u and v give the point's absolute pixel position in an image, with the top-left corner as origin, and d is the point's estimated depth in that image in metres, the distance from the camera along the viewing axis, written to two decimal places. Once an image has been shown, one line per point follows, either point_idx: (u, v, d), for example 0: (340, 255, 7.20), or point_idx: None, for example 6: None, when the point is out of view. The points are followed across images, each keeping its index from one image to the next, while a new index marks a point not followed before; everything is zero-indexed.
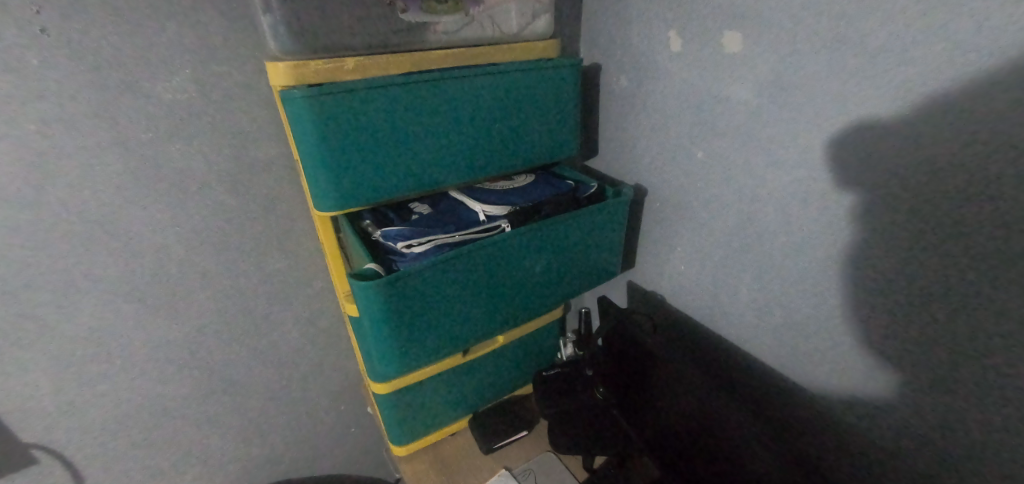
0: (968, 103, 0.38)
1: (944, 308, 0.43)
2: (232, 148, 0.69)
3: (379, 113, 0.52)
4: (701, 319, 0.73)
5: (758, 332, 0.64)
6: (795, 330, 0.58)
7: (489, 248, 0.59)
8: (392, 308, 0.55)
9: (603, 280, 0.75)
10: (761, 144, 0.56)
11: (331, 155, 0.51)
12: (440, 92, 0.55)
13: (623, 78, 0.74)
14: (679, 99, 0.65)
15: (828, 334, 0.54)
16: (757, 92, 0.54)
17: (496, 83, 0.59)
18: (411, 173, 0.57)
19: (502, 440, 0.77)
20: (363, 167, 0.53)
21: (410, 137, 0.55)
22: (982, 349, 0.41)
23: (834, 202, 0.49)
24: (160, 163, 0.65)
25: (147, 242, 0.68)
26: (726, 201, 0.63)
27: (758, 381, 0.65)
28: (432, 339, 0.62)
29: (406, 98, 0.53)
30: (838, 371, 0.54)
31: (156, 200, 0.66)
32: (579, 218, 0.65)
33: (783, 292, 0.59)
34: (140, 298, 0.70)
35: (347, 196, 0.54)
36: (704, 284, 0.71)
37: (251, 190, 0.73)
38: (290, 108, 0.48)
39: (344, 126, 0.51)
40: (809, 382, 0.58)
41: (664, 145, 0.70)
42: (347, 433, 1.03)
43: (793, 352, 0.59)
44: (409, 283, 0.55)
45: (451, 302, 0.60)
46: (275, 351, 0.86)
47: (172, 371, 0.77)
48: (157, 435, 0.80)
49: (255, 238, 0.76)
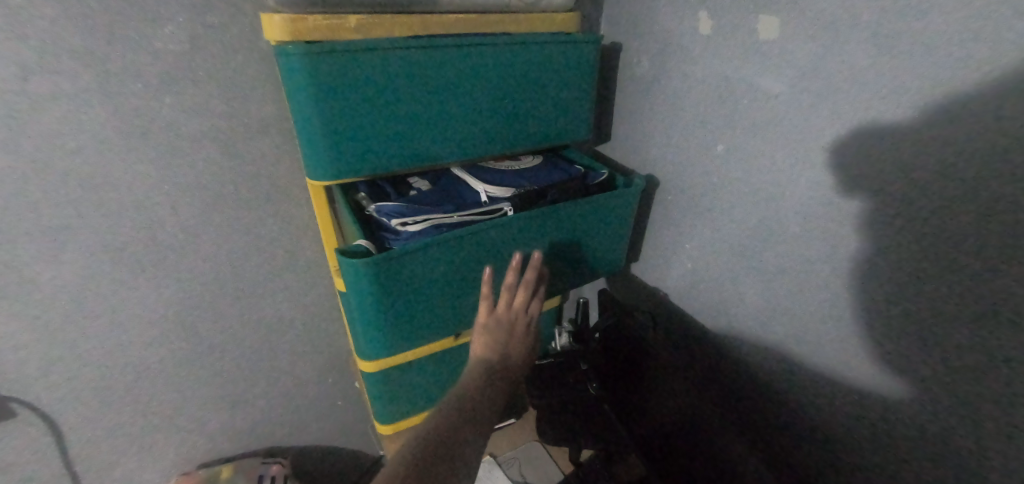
0: (1008, 108, 0.34)
1: (949, 330, 0.41)
2: (222, 105, 0.65)
3: (380, 77, 0.49)
4: (704, 320, 0.71)
5: (762, 337, 0.62)
6: (803, 338, 0.56)
7: (488, 232, 0.56)
8: (381, 287, 0.53)
9: (605, 273, 0.72)
10: (784, 140, 0.52)
11: (326, 120, 0.48)
12: (447, 59, 0.52)
13: (645, 60, 0.70)
14: (704, 86, 0.61)
15: (835, 347, 0.52)
16: (785, 85, 0.50)
17: (507, 55, 0.55)
18: (412, 143, 0.54)
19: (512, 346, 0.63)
20: (361, 135, 0.50)
21: (413, 105, 0.52)
22: (983, 377, 0.39)
23: (855, 208, 0.46)
24: (145, 116, 0.61)
25: (134, 200, 0.65)
26: (744, 198, 0.59)
27: (761, 388, 0.63)
28: (421, 321, 0.59)
29: (410, 64, 0.50)
30: (842, 386, 0.52)
31: (143, 156, 0.63)
32: (586, 207, 0.62)
33: (793, 299, 0.56)
34: (123, 256, 0.68)
35: (342, 164, 0.51)
36: (711, 283, 0.68)
37: (245, 153, 0.70)
38: (284, 65, 0.45)
39: (342, 90, 0.47)
40: (813, 394, 0.56)
41: (681, 135, 0.67)
42: (334, 407, 1.00)
43: (799, 360, 0.57)
44: (401, 263, 0.52)
45: (443, 284, 0.58)
46: (263, 319, 0.84)
47: (155, 333, 0.75)
48: (139, 396, 0.78)
49: (245, 201, 0.73)
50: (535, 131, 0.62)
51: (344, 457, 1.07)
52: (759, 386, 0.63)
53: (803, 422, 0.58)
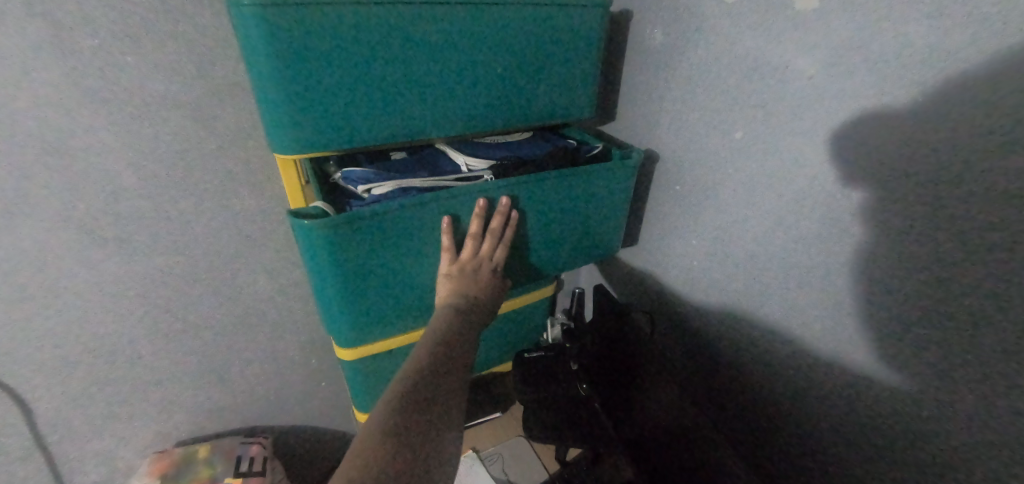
0: None
1: (980, 351, 0.36)
2: (191, 66, 0.59)
3: (351, 36, 0.43)
4: (705, 317, 0.67)
5: (768, 341, 0.57)
6: (813, 346, 0.51)
7: (459, 196, 0.52)
8: (341, 253, 0.49)
9: (598, 253, 0.68)
10: (807, 128, 0.46)
11: (290, 88, 0.43)
12: (430, 19, 0.45)
13: (656, 33, 0.63)
14: (722, 63, 0.55)
15: (846, 359, 0.48)
16: (817, 65, 0.44)
17: (498, 18, 0.49)
18: (388, 114, 0.48)
19: (481, 296, 0.56)
20: (329, 101, 0.45)
21: (389, 70, 0.46)
22: (1014, 405, 0.35)
23: (886, 210, 0.41)
24: (105, 74, 0.56)
25: (96, 166, 0.60)
26: (758, 191, 0.54)
27: (764, 392, 0.59)
28: (388, 295, 0.56)
29: (385, 23, 0.44)
30: (852, 401, 0.48)
31: (104, 118, 0.58)
32: (576, 177, 0.58)
33: (804, 304, 0.51)
34: (86, 227, 0.62)
35: (309, 135, 0.46)
36: (715, 280, 0.64)
37: (218, 120, 0.64)
38: (238, 22, 0.39)
39: (307, 53, 0.42)
40: (821, 406, 0.51)
41: (693, 117, 0.61)
42: (317, 387, 0.97)
43: (806, 369, 0.52)
44: (362, 226, 0.49)
45: (409, 255, 0.54)
46: (242, 298, 0.79)
47: (124, 310, 0.70)
48: (110, 374, 0.74)
49: (219, 172, 0.67)
50: (528, 108, 0.56)
51: (327, 436, 1.05)
52: (762, 391, 0.59)
53: (804, 432, 0.54)
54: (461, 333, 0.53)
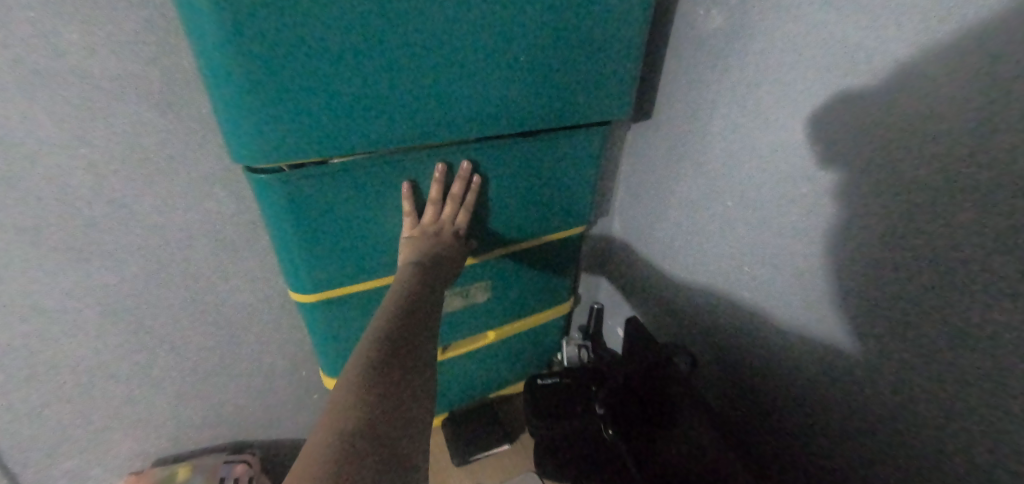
0: None
1: None
2: (145, 36, 0.49)
3: (320, 40, 0.38)
4: (756, 343, 0.58)
5: (833, 377, 0.48)
6: (869, 377, 0.44)
7: (419, 162, 0.50)
8: (296, 208, 0.47)
9: (575, 227, 0.66)
10: (885, 129, 0.38)
11: (254, 98, 0.39)
12: (410, 16, 0.40)
13: (711, 14, 0.54)
14: (792, 45, 0.45)
15: (940, 408, 0.39)
16: (913, 51, 0.35)
17: (493, 17, 0.43)
18: (366, 122, 0.44)
19: (443, 260, 0.51)
20: (297, 109, 0.41)
21: (366, 74, 0.41)
22: None
23: (965, 235, 0.34)
24: (39, 49, 0.45)
25: (36, 171, 0.50)
26: (820, 200, 0.45)
27: (829, 438, 0.50)
28: (349, 258, 0.54)
29: (357, 24, 0.39)
30: (950, 458, 0.39)
31: (39, 114, 0.47)
32: (544, 141, 0.55)
33: (871, 332, 0.43)
34: (31, 239, 0.53)
35: (278, 145, 0.42)
36: (767, 301, 0.55)
37: (185, 112, 0.53)
38: (186, 20, 0.35)
39: (263, 59, 0.37)
40: (900, 457, 0.43)
41: (752, 113, 0.51)
42: (309, 400, 0.88)
43: (878, 408, 0.44)
44: (316, 182, 0.46)
45: (370, 217, 0.52)
46: (220, 313, 0.69)
47: (86, 327, 0.62)
48: (73, 394, 0.66)
49: (187, 175, 0.57)
50: (527, 113, 0.51)
51: None
52: (797, 414, 0.54)
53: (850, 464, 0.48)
54: (421, 296, 0.47)
